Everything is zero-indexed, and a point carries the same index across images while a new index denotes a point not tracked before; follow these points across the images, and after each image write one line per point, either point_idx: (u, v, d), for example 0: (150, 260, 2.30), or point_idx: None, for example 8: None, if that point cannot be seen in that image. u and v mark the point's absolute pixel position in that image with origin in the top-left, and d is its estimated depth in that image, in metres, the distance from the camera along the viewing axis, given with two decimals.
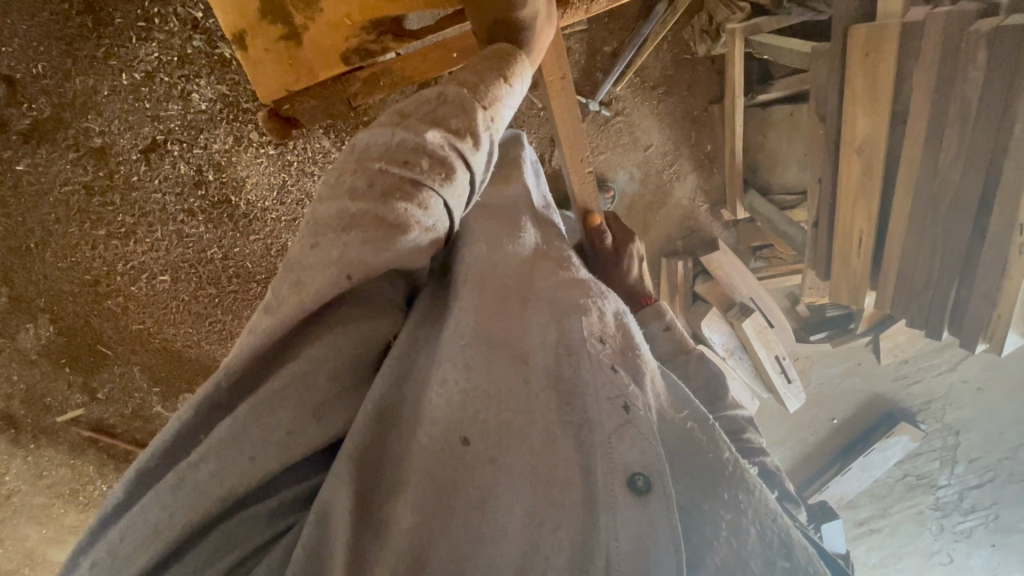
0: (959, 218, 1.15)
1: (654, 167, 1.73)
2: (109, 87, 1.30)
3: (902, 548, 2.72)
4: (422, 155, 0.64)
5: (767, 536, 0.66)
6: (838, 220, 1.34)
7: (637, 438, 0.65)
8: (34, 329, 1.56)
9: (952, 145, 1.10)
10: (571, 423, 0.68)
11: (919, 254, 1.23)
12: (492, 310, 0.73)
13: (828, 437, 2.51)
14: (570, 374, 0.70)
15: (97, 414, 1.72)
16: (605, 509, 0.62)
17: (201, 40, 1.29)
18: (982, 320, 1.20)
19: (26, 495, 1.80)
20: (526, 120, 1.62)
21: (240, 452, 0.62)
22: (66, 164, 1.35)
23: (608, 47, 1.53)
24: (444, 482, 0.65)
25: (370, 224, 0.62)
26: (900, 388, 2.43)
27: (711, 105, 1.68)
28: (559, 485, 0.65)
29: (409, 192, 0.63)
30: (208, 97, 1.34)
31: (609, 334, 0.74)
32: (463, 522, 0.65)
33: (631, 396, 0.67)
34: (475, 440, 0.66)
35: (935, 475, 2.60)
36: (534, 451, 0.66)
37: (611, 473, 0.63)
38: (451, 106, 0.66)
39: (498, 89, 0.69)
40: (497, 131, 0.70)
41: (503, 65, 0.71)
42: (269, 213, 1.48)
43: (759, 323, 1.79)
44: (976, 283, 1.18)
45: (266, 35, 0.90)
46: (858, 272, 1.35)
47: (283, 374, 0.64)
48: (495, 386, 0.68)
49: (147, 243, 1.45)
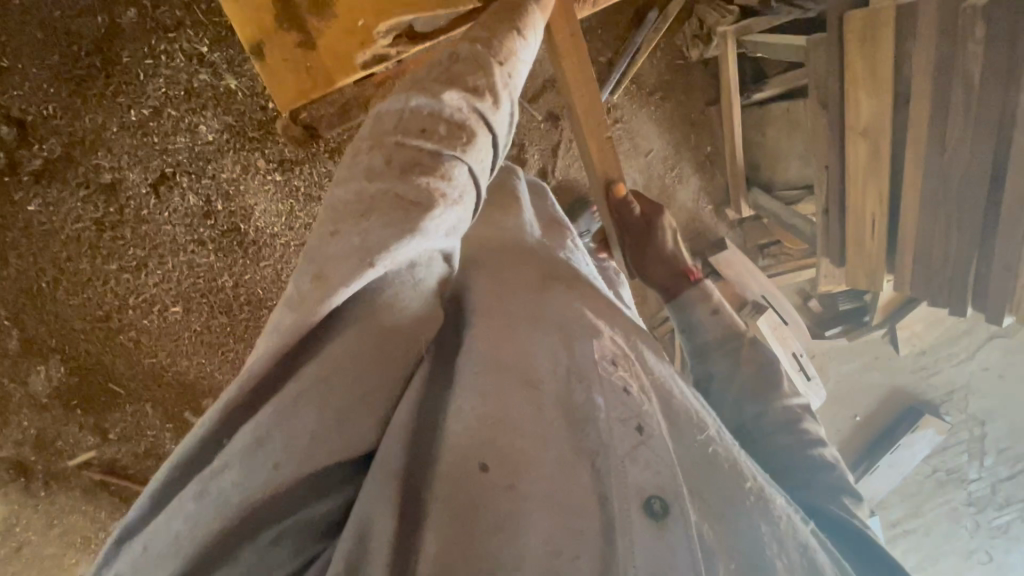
0: (970, 191, 1.16)
1: (657, 172, 1.75)
2: (118, 123, 1.33)
3: (939, 549, 2.63)
4: (439, 121, 0.65)
5: (794, 568, 0.65)
6: (849, 203, 1.35)
7: (652, 459, 0.63)
8: (46, 371, 1.56)
9: (958, 118, 1.11)
10: (585, 450, 0.63)
11: (934, 231, 1.23)
12: (500, 333, 0.69)
13: (852, 436, 2.44)
14: (581, 400, 0.67)
15: (108, 455, 1.69)
16: (623, 534, 0.57)
17: (206, 73, 1.33)
18: (1005, 294, 1.19)
19: (36, 546, 1.75)
20: (528, 133, 1.64)
21: (260, 460, 0.56)
22: (77, 203, 1.36)
23: (603, 58, 1.56)
24: (463, 504, 0.57)
25: (391, 205, 0.61)
26: (921, 380, 2.39)
27: (708, 108, 1.70)
28: (575, 514, 0.58)
29: (428, 164, 0.64)
30: (215, 128, 1.38)
31: (622, 358, 0.73)
32: (484, 549, 0.55)
33: (644, 417, 0.65)
34: (494, 467, 0.59)
35: (966, 470, 2.53)
36: (551, 476, 0.60)
37: (627, 497, 0.60)
38: (465, 63, 0.69)
39: (511, 44, 0.72)
40: (515, 86, 0.72)
41: (514, 19, 0.75)
42: (277, 239, 1.50)
43: (773, 320, 1.79)
44: (995, 254, 1.18)
45: (284, 44, 0.92)
46: (874, 256, 1.36)
47: (305, 374, 0.60)
48: (514, 412, 0.63)
49: (158, 274, 1.45)
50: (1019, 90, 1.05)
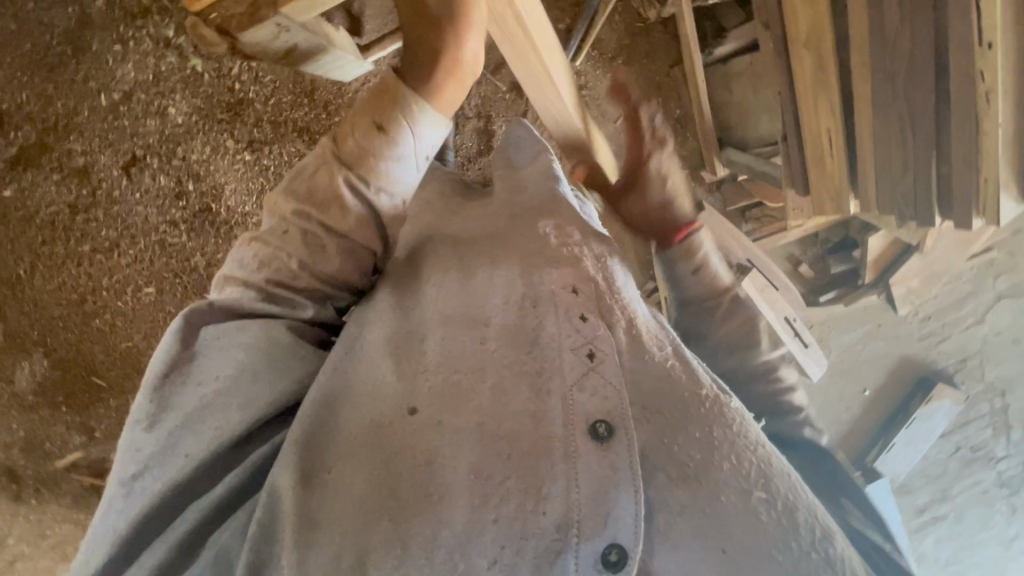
0: (918, 87, 1.17)
1: (627, 138, 1.75)
2: (89, 108, 1.37)
3: (973, 536, 2.45)
4: (297, 226, 0.72)
5: (747, 467, 0.65)
6: (804, 124, 1.37)
7: (599, 386, 0.65)
8: (29, 367, 1.57)
9: (893, 16, 1.15)
10: (527, 371, 0.67)
11: (891, 138, 1.25)
12: (456, 290, 0.74)
13: (865, 412, 2.32)
14: (533, 324, 0.70)
15: (97, 455, 1.67)
16: (563, 459, 0.61)
17: (173, 57, 1.38)
18: (971, 187, 1.19)
19: (30, 558, 1.73)
20: (493, 105, 1.66)
21: (226, 403, 0.65)
22: (51, 186, 1.40)
23: (562, 24, 1.58)
24: (388, 450, 0.64)
25: (256, 295, 0.72)
26: (930, 347, 2.28)
27: (672, 70, 1.72)
28: (507, 438, 0.63)
29: (285, 263, 0.72)
30: (184, 110, 1.42)
31: (583, 284, 0.73)
32: (412, 480, 0.62)
33: (596, 343, 0.67)
34: (422, 407, 0.65)
35: (992, 446, 2.39)
36: (483, 409, 0.64)
37: (572, 422, 0.63)
38: (323, 174, 0.73)
39: (374, 147, 0.73)
40: (381, 188, 0.74)
41: (381, 115, 0.72)
42: (249, 218, 1.51)
43: (759, 280, 1.79)
44: (953, 152, 1.18)
45: None
46: (838, 177, 1.36)
47: (225, 356, 0.68)
48: (462, 356, 0.68)
49: (131, 255, 1.46)
50: None
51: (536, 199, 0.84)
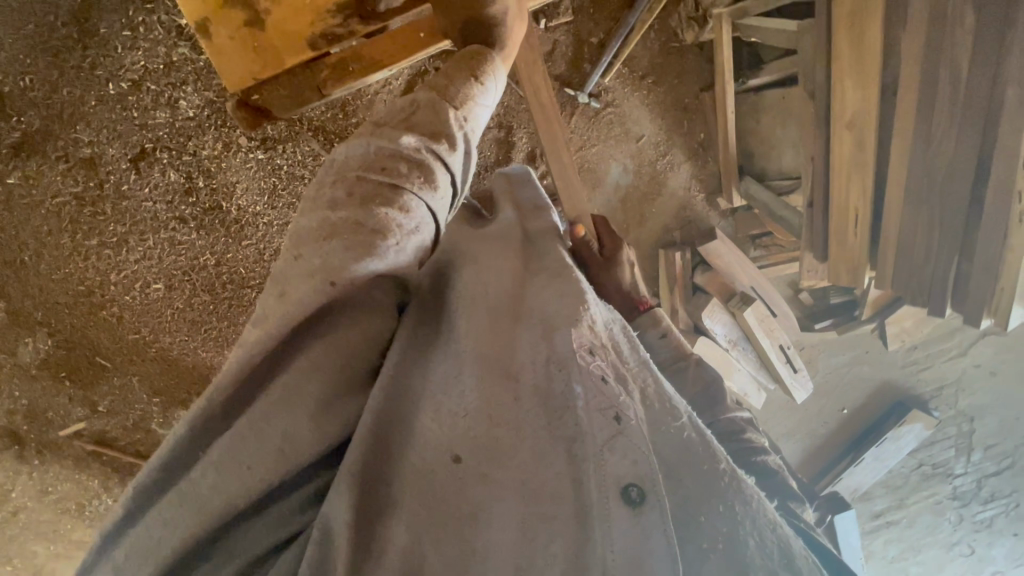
0: (954, 186, 1.16)
1: (648, 158, 1.75)
2: (97, 97, 1.31)
3: (921, 540, 2.54)
4: (399, 160, 0.66)
5: (768, 549, 0.61)
6: (834, 195, 1.37)
7: (629, 449, 0.60)
8: (33, 344, 1.56)
9: (943, 112, 1.12)
10: (562, 437, 0.63)
11: (917, 227, 1.24)
12: (487, 330, 0.69)
13: (840, 428, 2.44)
14: (561, 389, 0.65)
15: (99, 427, 1.69)
16: (600, 522, 0.58)
17: (186, 46, 1.31)
18: (985, 294, 1.19)
19: (33, 512, 1.76)
20: (516, 115, 1.65)
21: (275, 428, 0.61)
22: (56, 176, 1.35)
23: (594, 38, 1.54)
24: (437, 499, 0.62)
25: (352, 230, 0.62)
26: (909, 373, 2.37)
27: (701, 93, 1.71)
28: (551, 500, 0.61)
29: (388, 196, 0.64)
30: (195, 103, 1.36)
31: (599, 345, 0.68)
32: (456, 533, 0.61)
33: (622, 406, 0.63)
34: (467, 458, 0.63)
35: (952, 464, 2.46)
36: (525, 466, 0.63)
37: (604, 485, 0.59)
38: (424, 111, 0.69)
39: (469, 90, 0.71)
40: (471, 130, 0.72)
41: (473, 67, 0.73)
42: (260, 218, 1.49)
43: (761, 310, 1.81)
44: (976, 256, 1.19)
45: (236, 26, 0.82)
46: (856, 251, 1.37)
47: (286, 378, 0.62)
48: (489, 403, 0.65)
49: (139, 251, 1.45)
50: (1007, 84, 1.04)
51: (551, 259, 0.79)
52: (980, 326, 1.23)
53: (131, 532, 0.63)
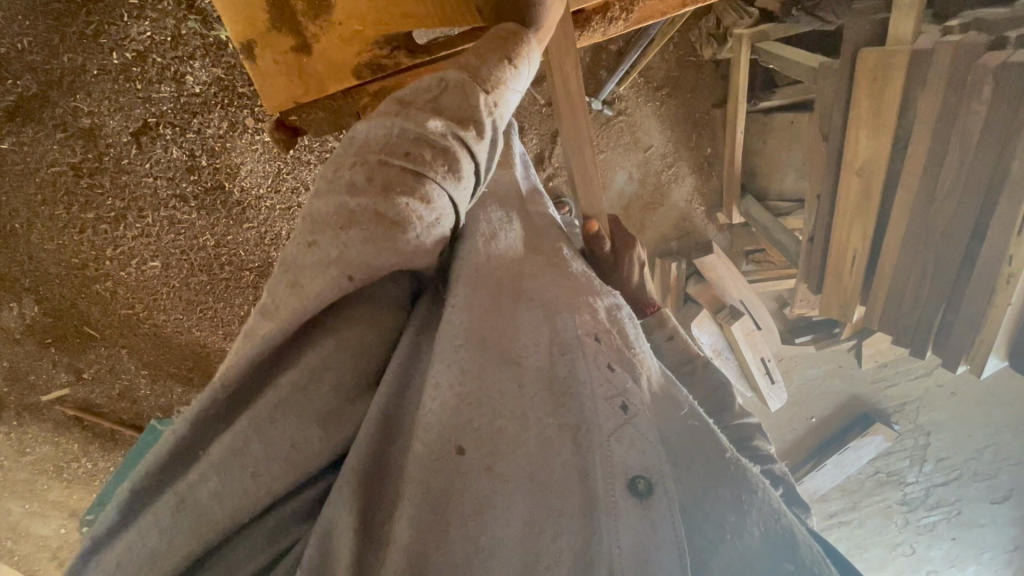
0: (950, 243, 1.22)
1: (653, 168, 1.78)
2: (98, 66, 1.26)
3: (868, 539, 2.71)
4: (423, 145, 0.62)
5: (771, 538, 0.66)
6: (835, 235, 1.43)
7: (635, 438, 0.64)
8: (18, 310, 1.53)
9: (949, 174, 1.16)
10: (567, 425, 0.65)
11: (909, 276, 1.30)
12: (487, 311, 0.69)
13: (806, 435, 2.56)
14: (565, 374, 0.67)
15: (83, 394, 1.68)
16: (607, 516, 0.60)
17: (195, 21, 1.24)
18: (963, 344, 1.29)
19: (9, 470, 1.76)
20: (528, 115, 1.69)
21: (280, 439, 0.63)
22: (53, 145, 1.32)
23: (614, 46, 1.54)
24: (438, 493, 0.62)
25: (371, 220, 0.60)
26: (878, 389, 2.48)
27: (713, 109, 1.73)
28: (557, 493, 0.62)
29: (411, 184, 0.61)
30: (203, 80, 1.30)
31: (605, 333, 0.71)
32: (460, 531, 0.62)
33: (628, 395, 0.66)
34: (471, 450, 0.63)
35: (905, 473, 2.61)
36: (530, 456, 0.63)
37: (611, 475, 0.61)
38: (454, 93, 0.64)
39: (502, 73, 0.67)
40: (500, 116, 0.67)
41: (507, 48, 0.68)
42: (263, 201, 1.47)
43: (746, 325, 1.84)
44: (961, 306, 1.26)
45: (275, 45, 0.86)
46: (849, 288, 1.44)
47: (280, 383, 0.63)
48: (485, 392, 0.65)
49: (138, 228, 1.44)
50: (1012, 159, 1.08)
51: (547, 248, 0.82)
52: (956, 371, 1.33)
53: (127, 533, 0.65)
